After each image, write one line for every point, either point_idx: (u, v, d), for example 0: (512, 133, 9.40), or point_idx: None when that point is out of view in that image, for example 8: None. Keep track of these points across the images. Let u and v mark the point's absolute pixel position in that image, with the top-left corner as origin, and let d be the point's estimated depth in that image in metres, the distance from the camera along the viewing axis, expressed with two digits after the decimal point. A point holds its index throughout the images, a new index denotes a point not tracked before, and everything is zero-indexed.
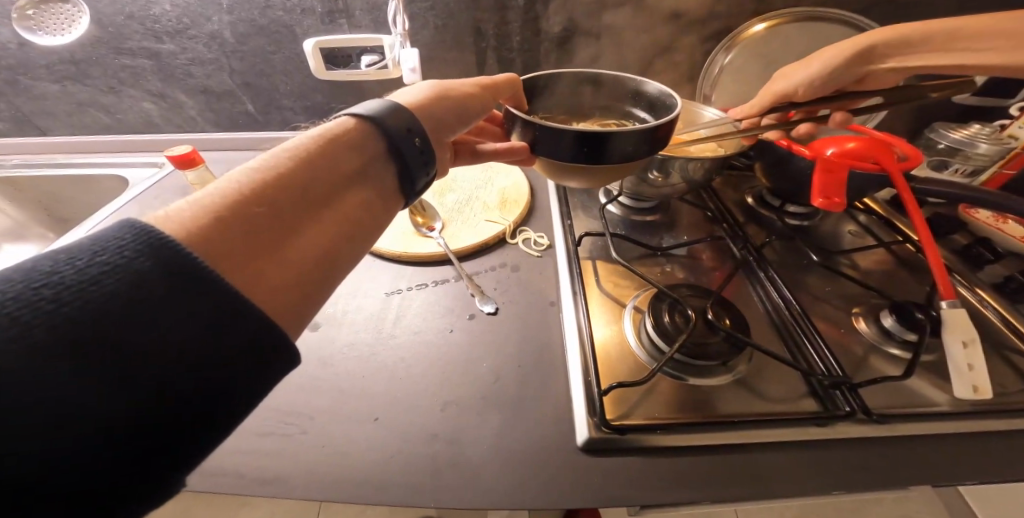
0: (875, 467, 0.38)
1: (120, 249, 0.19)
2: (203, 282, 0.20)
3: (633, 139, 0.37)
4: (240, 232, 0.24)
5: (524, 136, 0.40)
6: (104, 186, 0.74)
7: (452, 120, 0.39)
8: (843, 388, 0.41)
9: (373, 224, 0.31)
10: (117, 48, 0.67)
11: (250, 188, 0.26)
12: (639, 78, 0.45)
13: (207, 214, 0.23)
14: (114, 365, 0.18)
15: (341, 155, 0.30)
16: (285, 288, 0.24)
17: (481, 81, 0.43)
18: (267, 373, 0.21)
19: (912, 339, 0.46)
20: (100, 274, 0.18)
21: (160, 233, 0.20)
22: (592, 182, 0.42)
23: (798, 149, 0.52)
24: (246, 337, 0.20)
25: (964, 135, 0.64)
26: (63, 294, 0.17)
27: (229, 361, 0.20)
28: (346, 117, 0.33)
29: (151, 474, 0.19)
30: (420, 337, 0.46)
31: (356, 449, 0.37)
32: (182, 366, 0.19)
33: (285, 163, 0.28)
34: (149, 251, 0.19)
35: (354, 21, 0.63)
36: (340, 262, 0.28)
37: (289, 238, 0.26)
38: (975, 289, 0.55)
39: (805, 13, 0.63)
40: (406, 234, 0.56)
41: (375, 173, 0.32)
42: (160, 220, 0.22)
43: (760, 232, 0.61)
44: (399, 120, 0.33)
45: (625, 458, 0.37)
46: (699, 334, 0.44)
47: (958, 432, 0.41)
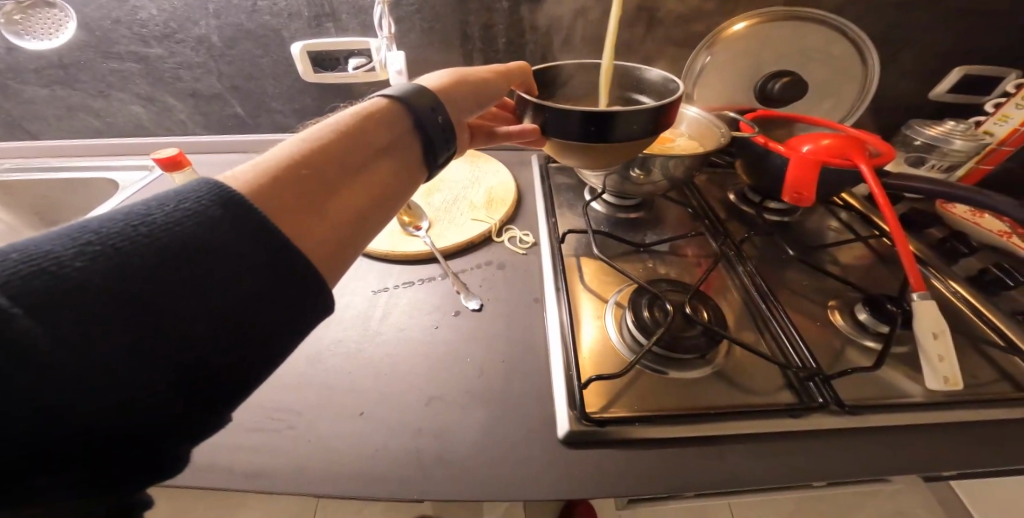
0: (847, 457, 0.40)
1: (198, 199, 0.22)
2: (269, 232, 0.22)
3: (639, 118, 0.38)
4: (284, 195, 0.25)
5: (535, 119, 0.41)
6: (92, 189, 0.74)
7: (471, 106, 0.41)
8: (816, 379, 0.43)
9: (399, 196, 0.32)
10: (105, 52, 0.67)
11: (299, 152, 0.27)
12: (639, 66, 0.47)
13: (264, 176, 0.25)
14: (191, 300, 0.20)
15: (376, 126, 0.31)
16: (325, 248, 0.26)
17: (495, 68, 0.44)
18: (308, 322, 0.24)
19: (885, 331, 0.48)
20: (183, 217, 0.21)
21: (229, 189, 0.23)
22: (603, 162, 0.43)
23: (774, 146, 0.52)
24: (297, 290, 0.23)
25: (939, 131, 0.65)
26: (154, 232, 0.20)
27: (281, 308, 0.23)
28: (381, 93, 0.34)
29: (207, 403, 0.21)
30: (406, 334, 0.47)
31: (345, 445, 0.38)
32: (243, 309, 0.21)
33: (329, 131, 0.29)
34: (223, 202, 0.22)
35: (341, 24, 0.64)
36: (370, 230, 0.29)
37: (327, 203, 0.27)
38: (948, 282, 0.56)
39: (784, 13, 0.64)
40: (393, 234, 0.57)
41: (405, 145, 0.33)
42: (227, 180, 0.24)
43: (741, 228, 0.63)
44: (424, 101, 0.34)
45: (603, 450, 0.38)
46: (677, 328, 0.45)
47: (928, 422, 0.43)
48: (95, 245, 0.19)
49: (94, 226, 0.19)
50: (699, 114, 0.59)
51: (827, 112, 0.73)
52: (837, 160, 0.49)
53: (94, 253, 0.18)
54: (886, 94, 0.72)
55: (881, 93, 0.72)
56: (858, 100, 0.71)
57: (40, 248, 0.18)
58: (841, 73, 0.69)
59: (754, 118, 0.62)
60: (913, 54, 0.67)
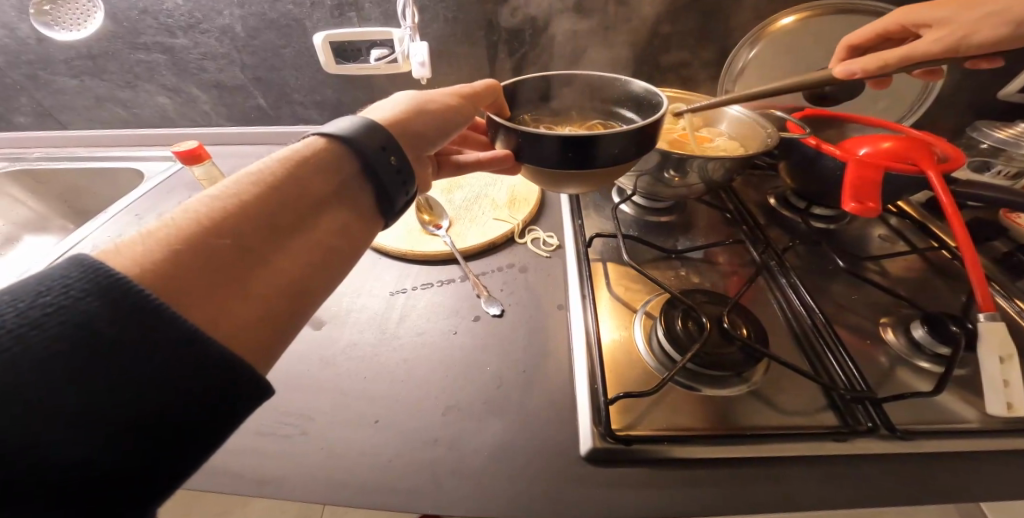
0: (897, 487, 0.36)
1: (65, 289, 0.18)
2: (162, 320, 0.19)
3: (620, 140, 0.35)
4: (199, 266, 0.22)
5: (507, 144, 0.38)
6: (120, 179, 0.75)
7: (433, 134, 0.38)
8: (865, 402, 0.39)
9: (347, 249, 0.30)
10: (132, 43, 0.67)
11: (209, 217, 0.24)
12: (622, 77, 0.43)
13: (163, 249, 0.22)
14: (66, 412, 0.17)
15: (309, 178, 0.29)
16: (252, 323, 0.23)
17: (459, 90, 0.41)
18: (238, 405, 0.21)
19: (944, 353, 0.43)
20: (43, 317, 0.18)
21: (107, 270, 0.19)
22: (588, 185, 0.41)
23: (828, 148, 0.49)
24: (209, 379, 0.20)
25: (1010, 134, 0.59)
26: (1, 340, 0.17)
27: (193, 397, 0.19)
28: (315, 135, 0.31)
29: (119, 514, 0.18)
30: (424, 339, 0.45)
31: (356, 452, 0.36)
32: (141, 407, 0.18)
33: (249, 189, 0.27)
34: (96, 290, 0.19)
35: (363, 14, 0.62)
36: (317, 289, 0.27)
37: (257, 269, 0.25)
38: (1014, 300, 0.50)
39: (839, 6, 0.58)
40: (412, 232, 0.55)
41: (347, 195, 0.31)
42: (109, 255, 0.21)
43: (781, 235, 0.58)
44: (373, 139, 0.31)
45: (628, 470, 0.36)
46: (712, 344, 0.42)
47: (990, 452, 0.38)
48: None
49: None
50: (742, 112, 0.55)
51: (881, 110, 0.67)
52: (901, 164, 0.45)
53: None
54: (949, 91, 0.65)
55: (943, 90, 0.65)
56: (919, 98, 0.65)
57: None
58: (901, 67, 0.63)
59: (803, 117, 0.58)
60: None
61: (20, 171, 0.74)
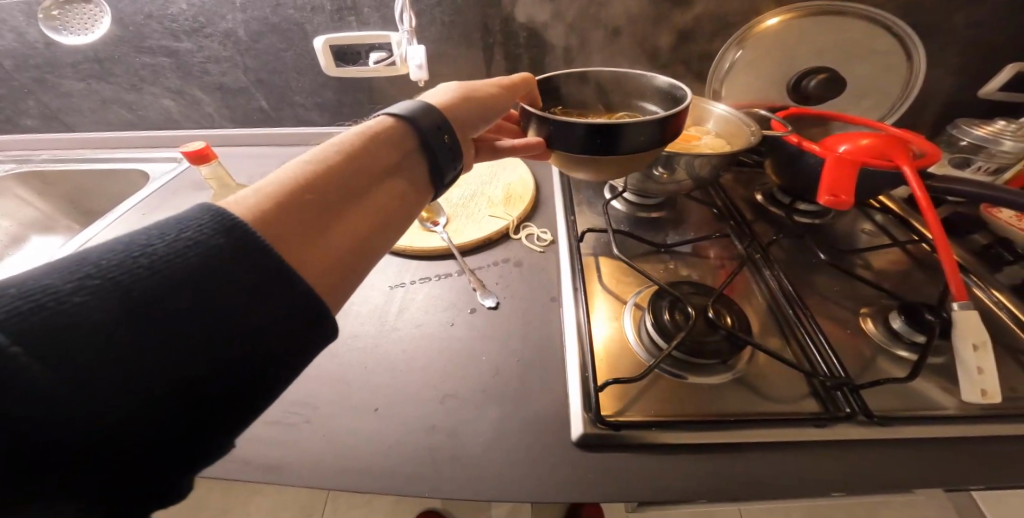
0: (873, 471, 0.38)
1: (200, 228, 0.21)
2: (264, 267, 0.22)
3: (645, 130, 0.37)
4: (291, 223, 0.25)
5: (539, 132, 0.40)
6: (124, 180, 0.77)
7: (475, 119, 0.40)
8: (844, 388, 0.40)
9: (404, 217, 0.32)
10: (138, 46, 0.69)
11: (303, 177, 0.27)
12: (648, 72, 0.45)
13: (266, 202, 0.25)
14: (197, 326, 0.20)
15: (381, 148, 0.31)
16: (329, 273, 0.25)
17: (502, 81, 0.44)
18: (309, 354, 0.23)
19: (920, 341, 0.45)
20: (185, 248, 0.21)
21: (232, 216, 0.22)
22: (606, 175, 0.43)
23: (809, 146, 0.51)
24: (298, 316, 0.22)
25: (988, 131, 0.61)
26: (156, 262, 0.20)
27: (287, 331, 0.22)
28: (387, 111, 0.34)
29: (223, 424, 0.21)
30: (422, 331, 0.47)
31: (357, 439, 0.38)
32: (248, 334, 0.21)
33: (332, 154, 0.29)
34: (224, 231, 0.22)
35: (362, 18, 0.64)
36: (378, 251, 0.30)
37: (337, 226, 0.27)
38: (990, 290, 0.52)
39: (819, 8, 0.61)
40: (410, 229, 0.56)
41: (409, 165, 0.33)
42: (230, 205, 0.24)
43: (768, 229, 0.60)
44: (429, 118, 0.34)
45: (617, 454, 0.37)
46: (698, 332, 0.44)
47: (961, 436, 0.40)
48: (94, 278, 0.19)
49: (97, 257, 0.19)
50: (727, 111, 0.58)
51: (865, 108, 0.69)
52: (878, 160, 0.48)
53: (93, 288, 0.18)
54: (930, 90, 0.68)
55: (924, 89, 0.67)
56: (901, 96, 0.68)
57: (43, 282, 0.18)
58: (883, 67, 0.65)
59: (788, 116, 0.61)
60: (964, 47, 0.63)
61: (26, 172, 0.75)
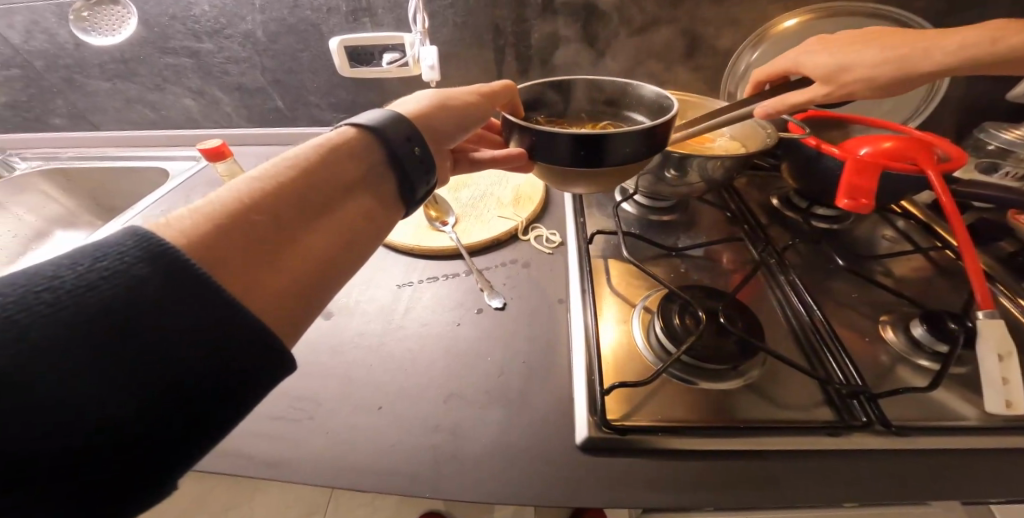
0: (892, 484, 0.36)
1: (120, 256, 0.20)
2: (193, 294, 0.21)
3: (632, 141, 0.37)
4: (242, 241, 0.25)
5: (522, 142, 0.40)
6: (144, 178, 0.79)
7: (451, 129, 0.41)
8: (861, 397, 0.39)
9: (371, 232, 0.32)
10: (161, 47, 0.71)
11: (251, 196, 0.27)
12: (634, 82, 0.45)
13: (208, 222, 0.24)
14: (119, 362, 0.19)
15: (340, 164, 0.32)
16: (282, 292, 0.25)
17: (480, 89, 0.44)
18: (261, 381, 0.22)
19: (943, 350, 0.43)
20: (98, 280, 0.19)
21: (158, 241, 0.21)
22: (596, 186, 0.42)
23: (827, 148, 0.50)
24: (239, 345, 0.21)
25: (1019, 136, 0.59)
26: (63, 297, 0.19)
27: (226, 362, 0.21)
28: (347, 127, 0.34)
29: (166, 461, 0.20)
30: (428, 329, 0.47)
31: (360, 435, 0.38)
32: (180, 366, 0.20)
33: (285, 171, 0.29)
34: (147, 258, 0.21)
35: (377, 19, 0.65)
36: (341, 268, 0.29)
37: (290, 244, 0.27)
38: (1018, 300, 0.49)
39: (840, 9, 0.59)
40: (419, 229, 0.56)
41: (372, 180, 0.33)
42: (160, 228, 0.23)
43: (783, 234, 0.59)
44: (398, 130, 0.34)
45: (623, 459, 0.37)
46: (708, 337, 0.43)
47: (985, 451, 0.38)
48: None
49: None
50: None
51: (886, 111, 0.67)
52: (899, 163, 0.46)
53: None
54: (956, 92, 0.66)
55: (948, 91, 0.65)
56: (925, 100, 0.66)
57: None
58: None
59: (805, 119, 0.59)
60: None
61: (52, 169, 0.78)
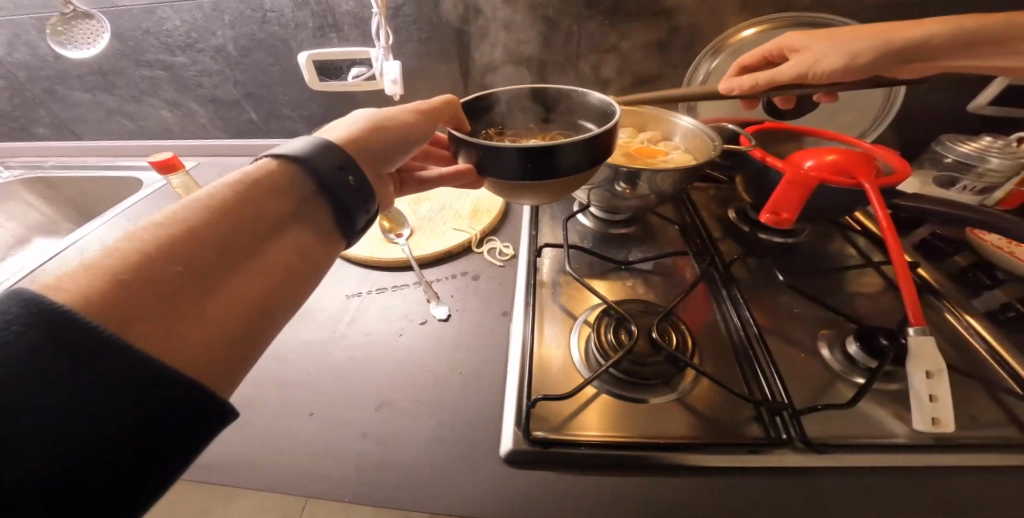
0: (810, 501, 0.36)
1: (7, 325, 0.19)
2: (103, 357, 0.19)
3: (576, 150, 0.37)
4: (154, 294, 0.23)
5: (469, 158, 0.39)
6: (122, 187, 0.81)
7: (390, 153, 0.41)
8: (785, 414, 0.39)
9: (308, 269, 0.31)
10: (137, 60, 0.73)
11: (160, 244, 0.24)
12: (581, 89, 0.44)
13: (106, 279, 0.22)
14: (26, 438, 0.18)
15: (265, 202, 0.30)
16: (211, 346, 0.24)
17: (420, 106, 0.44)
18: (201, 430, 0.22)
19: (873, 367, 0.44)
20: None
21: (51, 303, 0.20)
22: (545, 197, 0.43)
23: (772, 161, 0.51)
24: (166, 399, 0.20)
25: (974, 149, 0.59)
26: None
27: (151, 418, 0.20)
28: (267, 159, 0.32)
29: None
30: (371, 339, 0.48)
31: (293, 440, 0.39)
32: (101, 430, 0.19)
33: (198, 214, 0.27)
34: (39, 324, 0.19)
35: (343, 35, 0.66)
36: (278, 311, 0.28)
37: (213, 292, 0.25)
38: (963, 316, 0.49)
39: (796, 19, 0.60)
40: (374, 240, 0.58)
41: (303, 216, 0.32)
42: (46, 288, 0.21)
43: (734, 248, 0.59)
44: (330, 157, 0.32)
45: (544, 472, 0.37)
46: (639, 352, 0.44)
47: (918, 470, 0.37)
48: None
49: None
50: (692, 124, 0.58)
51: (844, 125, 0.68)
52: (840, 178, 0.47)
53: None
54: (914, 105, 0.66)
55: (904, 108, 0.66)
56: (882, 112, 0.67)
57: None
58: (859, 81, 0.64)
59: (756, 131, 0.60)
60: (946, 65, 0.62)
61: (35, 178, 0.81)
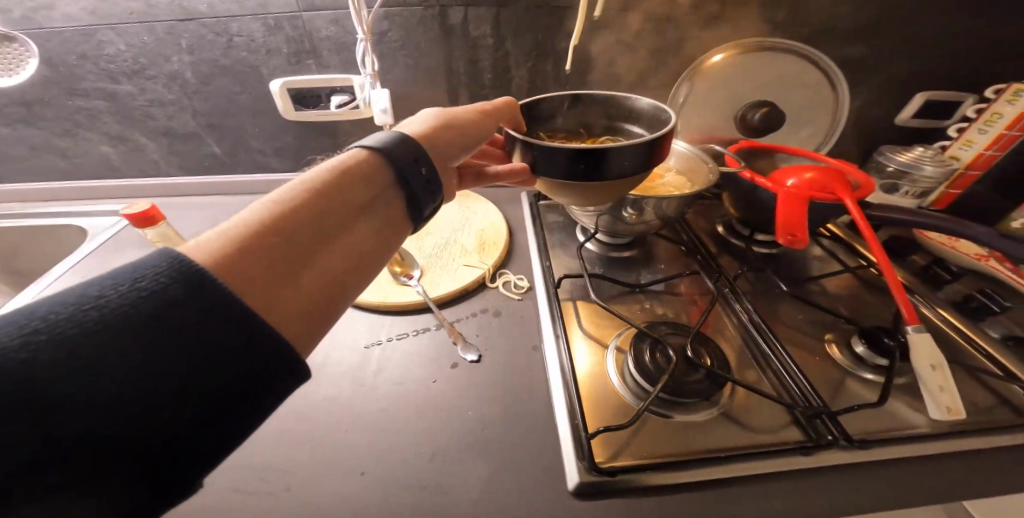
0: (862, 496, 0.38)
1: (156, 276, 0.21)
2: (231, 315, 0.22)
3: (631, 153, 0.37)
4: (263, 265, 0.25)
5: (525, 157, 0.40)
6: (57, 235, 0.70)
7: (458, 149, 0.40)
8: (823, 416, 0.41)
9: (381, 253, 0.33)
10: (69, 89, 0.64)
11: (269, 220, 0.27)
12: (631, 96, 0.46)
13: (231, 246, 0.24)
14: (160, 377, 0.20)
15: (355, 187, 0.31)
16: (300, 313, 0.26)
17: (484, 107, 0.43)
18: (282, 391, 0.24)
19: (882, 364, 0.47)
20: (138, 299, 0.20)
21: (190, 262, 0.22)
22: (587, 200, 0.43)
23: (760, 182, 0.55)
24: (267, 362, 0.23)
25: (909, 158, 0.67)
26: (107, 316, 0.19)
27: (252, 377, 0.22)
28: (359, 146, 0.34)
29: (196, 459, 0.22)
30: (402, 389, 0.45)
31: (340, 508, 0.35)
32: (216, 379, 0.21)
33: (302, 194, 0.29)
34: (181, 279, 0.21)
35: (322, 61, 0.62)
36: (353, 288, 0.30)
37: (307, 266, 0.27)
38: (936, 309, 0.56)
39: (758, 44, 0.65)
40: (383, 283, 0.54)
41: (382, 202, 0.33)
42: (190, 250, 0.24)
43: (733, 263, 0.63)
44: (408, 150, 0.34)
45: (614, 501, 0.36)
46: (680, 372, 0.44)
47: (942, 454, 0.41)
48: (43, 334, 0.18)
49: (42, 311, 0.19)
50: (686, 148, 0.60)
51: (808, 139, 0.75)
52: (822, 194, 0.51)
53: (40, 344, 0.18)
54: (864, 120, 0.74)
55: (856, 122, 0.74)
56: (832, 126, 0.73)
57: None
58: (818, 100, 0.70)
59: (741, 148, 0.66)
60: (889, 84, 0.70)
61: None
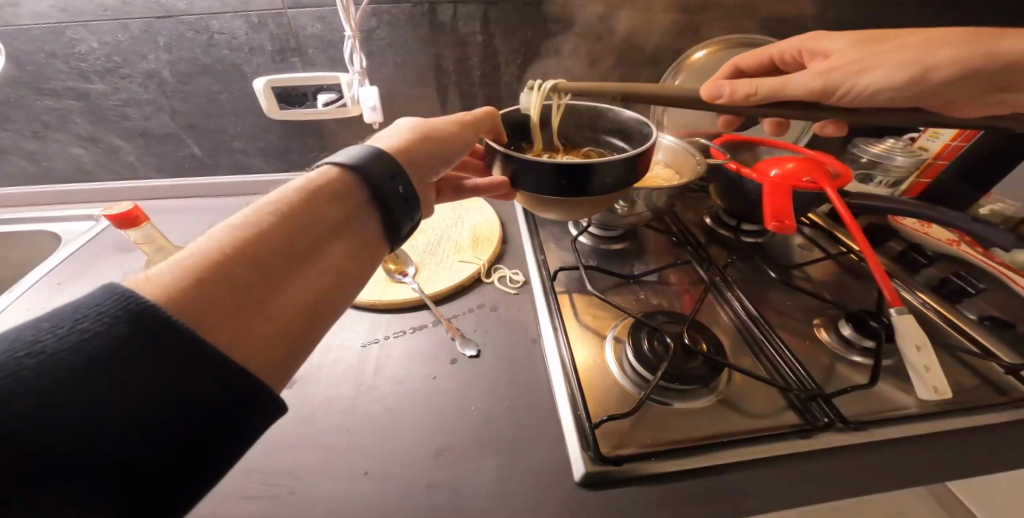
0: (860, 475, 0.39)
1: (100, 315, 0.19)
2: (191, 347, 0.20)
3: (614, 169, 0.37)
4: (224, 293, 0.24)
5: (505, 170, 0.40)
6: (28, 241, 0.66)
7: (435, 161, 0.39)
8: (818, 399, 0.42)
9: (356, 273, 0.31)
10: (38, 88, 0.61)
11: (231, 246, 0.25)
12: (613, 108, 0.46)
13: (188, 276, 0.23)
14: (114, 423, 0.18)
15: (324, 207, 0.30)
16: (269, 342, 0.24)
17: (462, 118, 0.43)
18: (257, 425, 0.22)
19: (870, 346, 0.49)
20: (81, 341, 0.18)
21: (139, 298, 0.20)
22: (570, 214, 0.43)
23: (744, 171, 0.56)
24: (236, 395, 0.21)
25: (882, 149, 0.70)
26: (43, 364, 0.17)
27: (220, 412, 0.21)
28: (328, 165, 0.33)
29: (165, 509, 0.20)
30: (403, 386, 0.44)
31: (348, 508, 0.34)
32: (178, 418, 0.20)
33: (267, 218, 0.28)
34: (130, 316, 0.19)
35: (308, 59, 0.61)
36: (329, 312, 0.29)
37: (276, 293, 0.26)
38: (916, 293, 0.58)
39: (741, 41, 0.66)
40: (378, 282, 0.53)
41: (355, 221, 0.32)
42: (141, 284, 0.22)
43: (722, 252, 0.64)
44: (382, 166, 0.33)
45: (625, 489, 0.36)
46: (678, 360, 0.45)
47: (932, 431, 0.42)
48: None
49: None
50: (674, 141, 0.62)
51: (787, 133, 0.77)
52: (803, 182, 0.53)
53: None
54: None
55: None
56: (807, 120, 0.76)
57: None
58: None
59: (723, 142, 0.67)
60: None
61: None
